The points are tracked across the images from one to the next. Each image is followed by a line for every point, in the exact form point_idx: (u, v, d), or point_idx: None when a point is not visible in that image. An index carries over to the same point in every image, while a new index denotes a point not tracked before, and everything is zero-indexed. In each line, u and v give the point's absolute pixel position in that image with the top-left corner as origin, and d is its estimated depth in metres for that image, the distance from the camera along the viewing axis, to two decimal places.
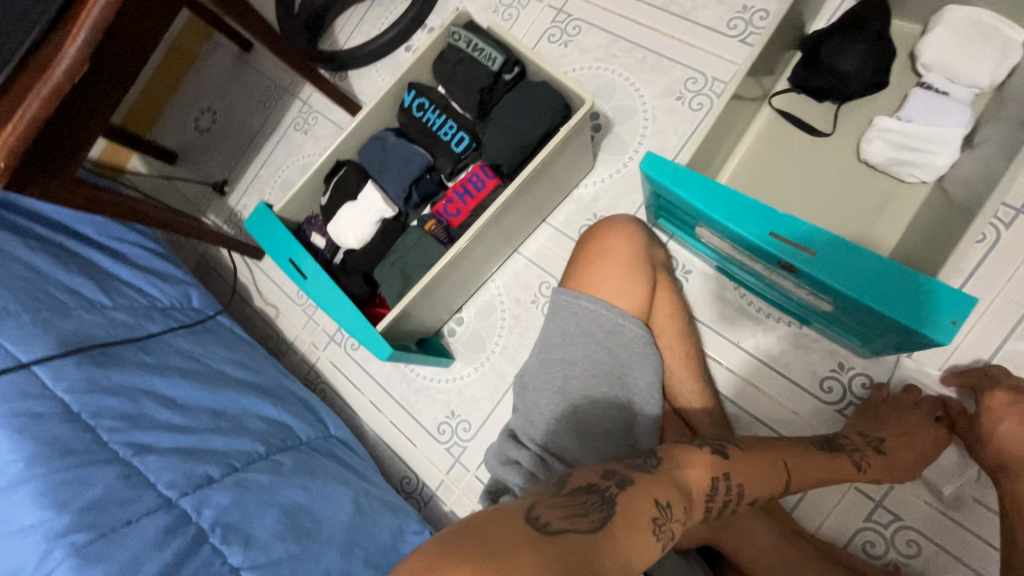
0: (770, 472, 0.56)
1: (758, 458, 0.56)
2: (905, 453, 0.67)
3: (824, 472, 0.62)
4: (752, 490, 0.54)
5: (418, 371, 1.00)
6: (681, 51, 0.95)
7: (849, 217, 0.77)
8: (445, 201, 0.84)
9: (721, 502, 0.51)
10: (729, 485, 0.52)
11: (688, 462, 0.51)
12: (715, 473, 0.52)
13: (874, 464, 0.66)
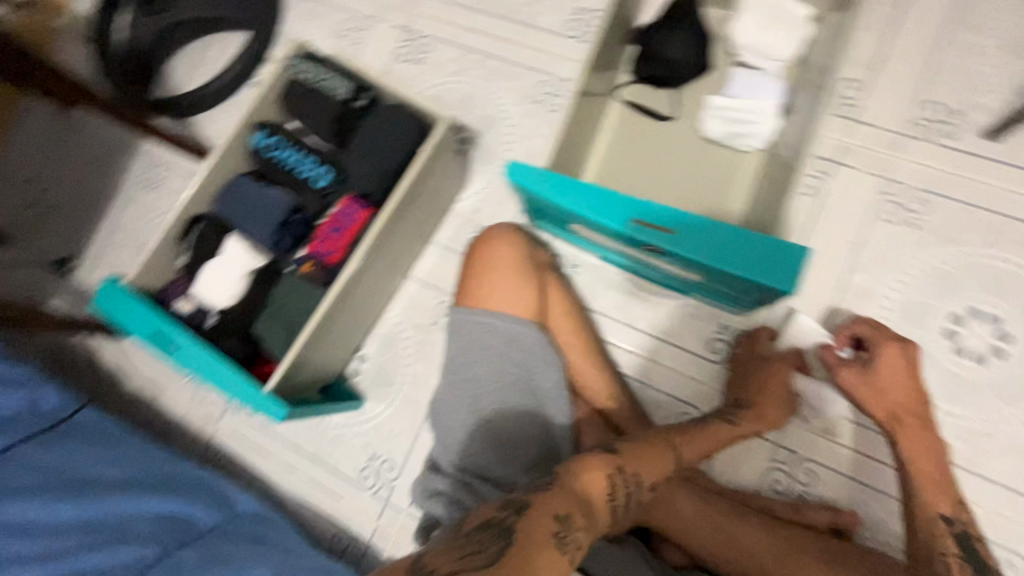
0: (659, 453, 0.60)
1: (648, 445, 0.60)
2: (771, 406, 0.74)
3: (706, 441, 0.67)
4: (649, 473, 0.57)
5: (328, 420, 0.94)
6: (529, 56, 0.98)
7: (704, 189, 0.84)
8: (318, 240, 0.78)
9: (623, 495, 0.53)
10: (628, 477, 0.54)
11: (584, 468, 0.52)
12: (610, 470, 0.54)
13: (744, 424, 0.72)
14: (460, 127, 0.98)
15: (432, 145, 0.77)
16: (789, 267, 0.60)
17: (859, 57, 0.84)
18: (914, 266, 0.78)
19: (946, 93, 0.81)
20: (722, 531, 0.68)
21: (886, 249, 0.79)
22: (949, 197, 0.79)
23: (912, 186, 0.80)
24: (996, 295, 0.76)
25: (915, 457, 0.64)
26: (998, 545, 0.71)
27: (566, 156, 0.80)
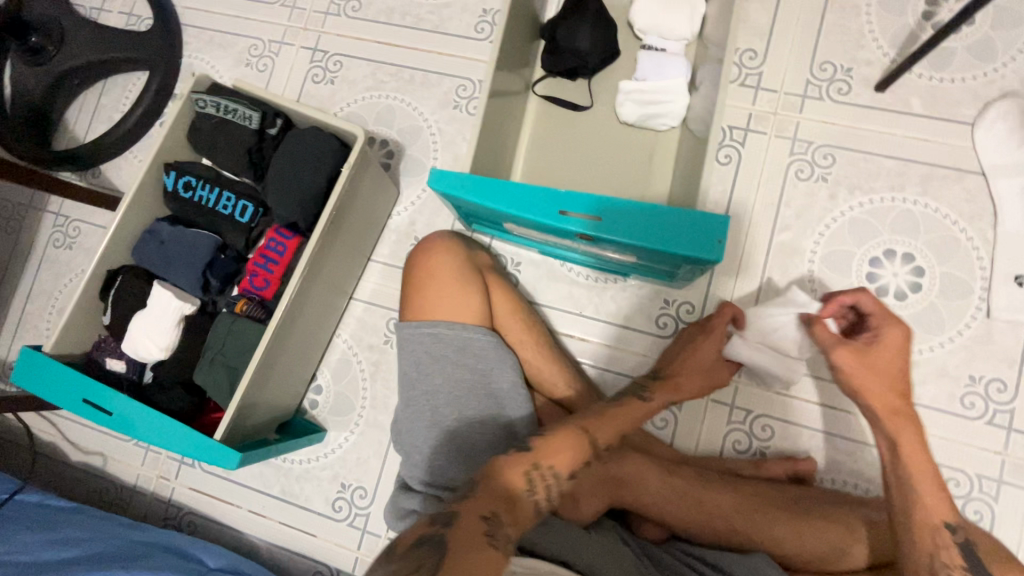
0: (572, 441, 0.60)
1: (557, 435, 0.60)
2: (690, 373, 0.72)
3: (620, 417, 0.65)
4: (564, 466, 0.58)
5: (290, 457, 0.91)
6: (442, 63, 0.98)
7: (627, 173, 0.86)
8: (250, 274, 0.77)
9: (544, 489, 0.56)
10: (542, 471, 0.57)
11: (503, 469, 0.56)
12: (528, 468, 0.57)
13: (660, 392, 0.70)
14: (384, 142, 0.97)
15: (353, 164, 0.75)
16: (710, 237, 0.62)
17: (753, 29, 0.88)
18: (829, 218, 0.83)
19: (835, 52, 0.86)
20: (691, 498, 0.70)
21: (802, 206, 0.84)
22: (852, 149, 0.83)
23: (817, 143, 0.84)
24: (907, 234, 0.81)
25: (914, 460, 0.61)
26: (941, 464, 0.75)
27: (489, 157, 0.81)
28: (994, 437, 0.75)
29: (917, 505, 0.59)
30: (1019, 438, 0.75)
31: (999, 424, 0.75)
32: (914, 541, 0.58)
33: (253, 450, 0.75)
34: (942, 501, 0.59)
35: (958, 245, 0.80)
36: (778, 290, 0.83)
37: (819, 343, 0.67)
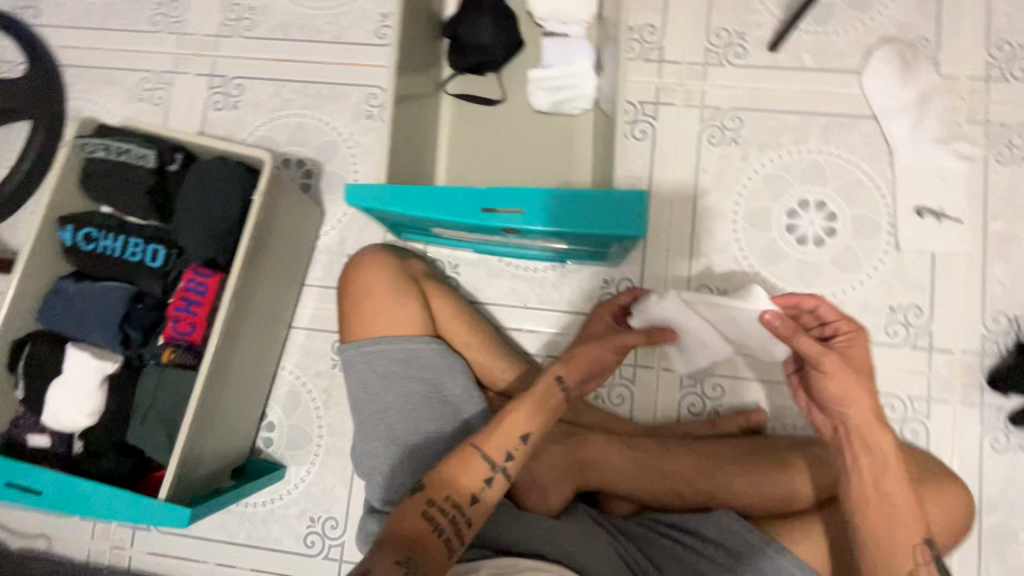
0: (464, 463, 0.61)
1: (449, 462, 0.61)
2: (582, 354, 0.69)
3: (509, 426, 0.63)
4: (461, 493, 0.60)
5: (251, 500, 0.87)
6: (348, 73, 0.95)
7: (548, 160, 0.87)
8: (172, 321, 0.72)
9: (448, 520, 0.58)
10: (441, 504, 0.59)
11: (404, 514, 0.58)
12: (425, 505, 0.59)
13: (545, 381, 0.66)
14: (300, 162, 0.94)
15: (264, 189, 0.71)
16: (630, 213, 0.64)
17: (648, 4, 0.90)
18: (745, 178, 0.86)
19: (728, 18, 0.89)
20: (651, 468, 0.72)
21: (719, 169, 0.87)
22: (756, 109, 0.87)
23: (724, 108, 0.87)
24: (817, 183, 0.85)
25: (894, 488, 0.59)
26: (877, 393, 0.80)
27: (408, 164, 0.79)
28: (919, 360, 0.81)
29: (895, 537, 0.59)
30: (941, 356, 0.80)
31: (921, 347, 0.81)
32: (897, 566, 0.59)
33: (205, 503, 0.72)
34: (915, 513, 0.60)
35: (863, 186, 0.85)
36: (708, 253, 0.85)
37: (805, 354, 0.60)
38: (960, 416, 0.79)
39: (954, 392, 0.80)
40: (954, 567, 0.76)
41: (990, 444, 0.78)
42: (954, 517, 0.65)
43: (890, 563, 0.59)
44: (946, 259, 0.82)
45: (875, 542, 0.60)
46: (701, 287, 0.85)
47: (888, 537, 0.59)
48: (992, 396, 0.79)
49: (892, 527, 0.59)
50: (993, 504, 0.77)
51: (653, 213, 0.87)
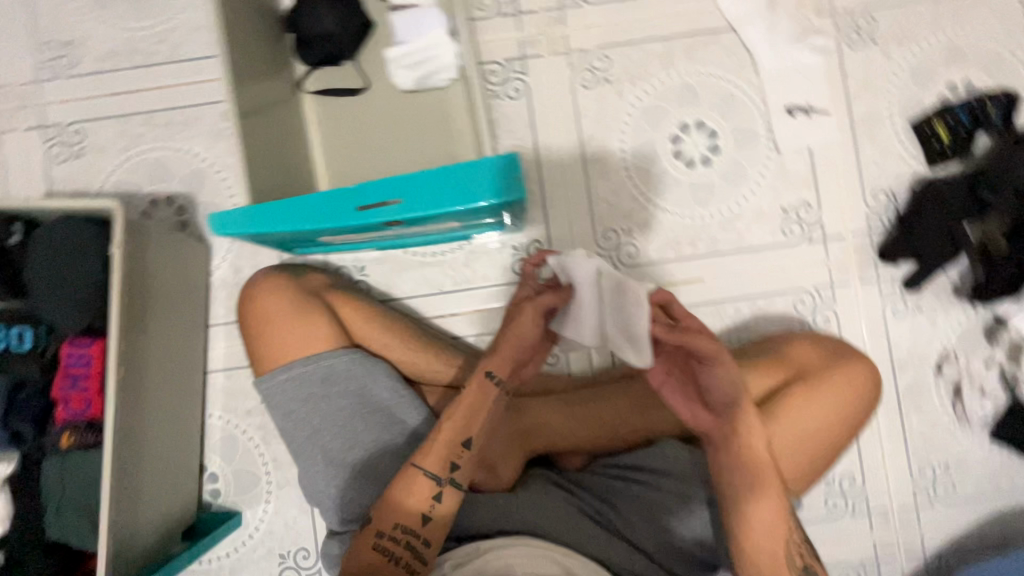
0: (408, 486, 0.62)
1: (393, 488, 0.62)
2: (502, 348, 0.65)
3: (444, 440, 0.63)
4: (411, 517, 0.61)
5: (214, 555, 0.84)
6: (196, 93, 0.88)
7: (429, 139, 0.83)
8: (62, 402, 0.67)
9: (402, 547, 0.60)
10: (392, 533, 0.61)
11: (361, 547, 0.61)
12: (378, 537, 0.61)
13: (472, 386, 0.65)
14: (169, 198, 0.87)
15: (122, 241, 0.66)
16: (508, 177, 0.62)
17: None
18: (625, 114, 0.86)
19: None
20: (591, 420, 0.74)
21: (598, 112, 0.87)
22: (620, 44, 0.86)
23: (589, 49, 0.87)
24: (692, 104, 0.86)
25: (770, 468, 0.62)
26: (787, 291, 0.85)
27: (277, 178, 0.74)
28: (817, 251, 0.85)
29: (773, 518, 0.61)
30: (835, 243, 0.85)
31: (817, 239, 0.85)
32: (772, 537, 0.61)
33: None
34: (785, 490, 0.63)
35: (735, 98, 0.86)
36: (606, 197, 0.86)
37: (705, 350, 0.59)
38: (862, 294, 0.84)
39: (852, 273, 0.85)
40: (881, 430, 0.83)
41: (892, 312, 0.84)
42: (861, 391, 0.71)
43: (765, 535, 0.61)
44: (822, 151, 0.86)
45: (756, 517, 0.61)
46: (606, 231, 0.86)
47: (765, 516, 0.61)
48: (886, 268, 0.85)
49: (764, 510, 0.61)
50: (903, 365, 0.83)
51: (544, 170, 0.86)
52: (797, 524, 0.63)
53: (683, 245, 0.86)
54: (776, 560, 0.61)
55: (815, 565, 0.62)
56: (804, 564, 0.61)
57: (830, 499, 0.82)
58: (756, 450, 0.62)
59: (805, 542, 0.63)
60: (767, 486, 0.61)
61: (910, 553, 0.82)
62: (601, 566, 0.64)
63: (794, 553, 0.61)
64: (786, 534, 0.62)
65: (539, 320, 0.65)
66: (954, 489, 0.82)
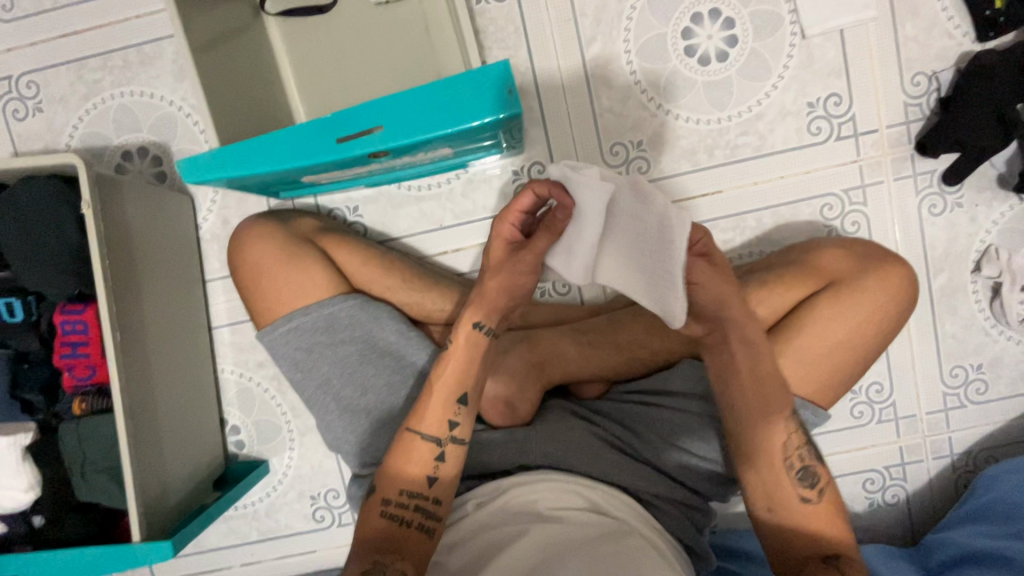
0: (408, 450, 0.59)
1: (393, 456, 0.60)
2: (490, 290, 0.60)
3: (438, 397, 0.60)
4: (416, 481, 0.59)
5: (249, 501, 0.86)
6: (149, 27, 0.79)
7: (410, 59, 0.74)
8: (66, 369, 0.66)
9: (412, 511, 0.58)
10: (399, 499, 0.58)
11: (369, 515, 0.58)
12: (385, 503, 0.58)
13: (461, 336, 0.61)
14: (141, 149, 0.81)
15: (91, 201, 0.61)
16: (501, 88, 0.54)
17: None
18: (629, 8, 0.76)
19: None
20: (607, 348, 0.72)
21: (597, 8, 0.76)
22: None
23: None
24: None
25: (766, 376, 0.59)
26: (814, 196, 0.78)
27: (248, 119, 0.68)
28: (847, 149, 0.77)
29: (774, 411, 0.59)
30: (867, 138, 0.77)
31: (847, 135, 0.77)
32: (771, 433, 0.59)
33: (190, 526, 0.70)
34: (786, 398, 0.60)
35: None
36: (611, 108, 0.78)
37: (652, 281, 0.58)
38: (896, 193, 0.78)
39: (885, 171, 0.77)
40: (913, 335, 0.79)
41: (928, 209, 0.78)
42: (897, 295, 0.66)
43: (765, 432, 0.59)
44: (855, 32, 0.75)
45: (754, 415, 0.59)
46: (614, 146, 0.79)
47: (762, 418, 0.59)
48: (923, 162, 0.77)
49: (756, 415, 0.59)
50: (939, 266, 0.78)
51: (541, 82, 0.78)
52: (800, 427, 0.60)
53: (699, 154, 0.78)
54: (772, 460, 0.59)
55: (817, 467, 0.59)
56: (802, 465, 0.59)
57: (856, 408, 0.81)
58: (745, 359, 0.60)
59: (806, 443, 0.60)
60: (759, 393, 0.59)
61: (937, 455, 0.81)
62: (623, 492, 0.64)
63: (791, 455, 0.59)
64: (782, 436, 0.59)
65: (538, 265, 0.59)
66: (986, 389, 0.80)
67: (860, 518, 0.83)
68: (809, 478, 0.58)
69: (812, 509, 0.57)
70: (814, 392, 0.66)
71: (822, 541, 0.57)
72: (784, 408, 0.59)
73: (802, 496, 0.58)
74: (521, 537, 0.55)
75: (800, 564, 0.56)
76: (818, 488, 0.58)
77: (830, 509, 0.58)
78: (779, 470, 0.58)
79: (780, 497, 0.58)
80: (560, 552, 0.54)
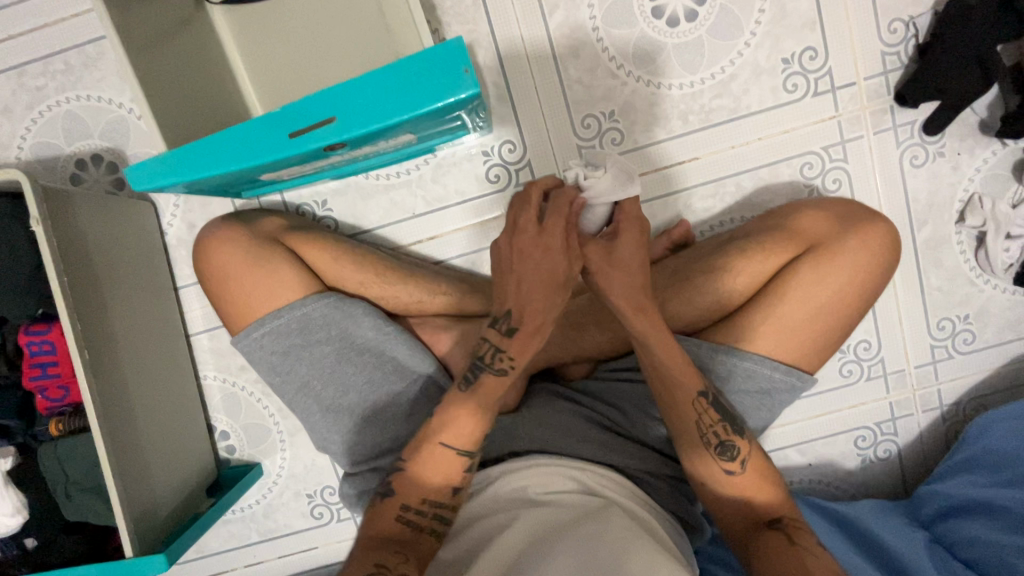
0: (435, 459, 0.57)
1: (416, 462, 0.57)
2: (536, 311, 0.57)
3: (475, 412, 0.57)
4: (439, 490, 0.56)
5: (246, 504, 0.86)
6: (88, 26, 0.75)
7: (365, 42, 0.70)
8: (39, 392, 0.66)
9: (429, 518, 0.56)
10: (419, 507, 0.55)
11: (379, 518, 0.55)
12: (400, 509, 0.55)
13: None
14: (95, 156, 0.78)
15: (42, 217, 0.59)
16: (456, 68, 0.51)
17: None
18: None
19: None
20: (590, 328, 0.70)
21: None
22: None
23: None
24: None
25: (667, 363, 0.59)
26: (794, 155, 0.76)
27: (198, 119, 0.65)
28: (824, 105, 0.75)
29: (681, 391, 0.59)
30: (846, 92, 0.74)
31: (824, 90, 0.74)
32: (683, 412, 0.60)
33: (186, 534, 0.70)
34: (694, 376, 0.59)
35: None
36: (580, 78, 0.75)
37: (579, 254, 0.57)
38: (877, 147, 0.76)
39: (865, 124, 0.75)
40: (898, 289, 0.78)
41: (910, 161, 0.76)
42: (879, 255, 0.65)
43: (676, 408, 0.60)
44: None
45: (670, 396, 0.60)
46: (585, 119, 0.76)
47: (675, 401, 0.60)
48: (904, 113, 0.75)
49: (668, 401, 0.60)
50: (923, 218, 0.77)
51: (505, 57, 0.75)
52: (713, 404, 0.59)
53: (673, 121, 0.76)
54: (690, 440, 0.60)
55: (735, 440, 0.59)
56: (719, 441, 0.59)
57: (845, 366, 0.80)
58: (641, 347, 0.60)
59: (721, 418, 0.59)
60: (664, 377, 0.60)
61: (927, 407, 0.82)
62: (613, 471, 0.64)
63: (707, 433, 0.59)
64: (693, 416, 0.59)
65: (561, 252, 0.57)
66: (974, 339, 0.79)
67: (853, 474, 0.84)
68: (729, 452, 0.59)
69: (737, 480, 0.59)
70: (796, 357, 0.65)
71: (758, 511, 0.58)
72: (692, 387, 0.59)
73: (725, 470, 0.59)
74: (511, 524, 0.55)
75: (740, 537, 0.57)
76: (740, 459, 0.59)
77: (753, 476, 0.59)
78: (699, 449, 0.60)
79: (706, 474, 0.60)
80: (548, 535, 0.53)
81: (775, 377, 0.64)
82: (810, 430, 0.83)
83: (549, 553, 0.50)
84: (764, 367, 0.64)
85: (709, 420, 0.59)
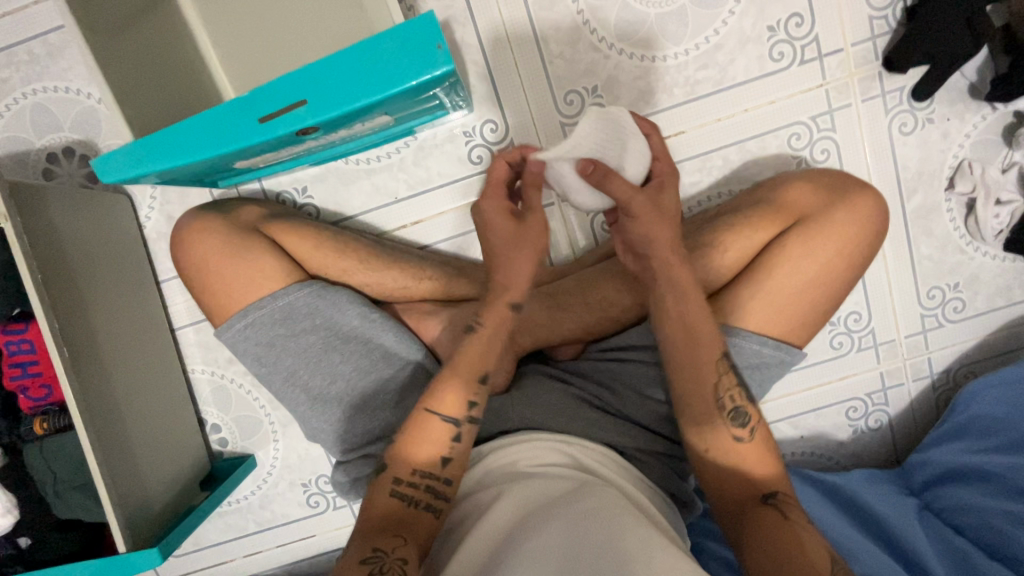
0: (421, 428, 0.57)
1: (406, 433, 0.57)
2: None
3: (458, 379, 0.58)
4: (430, 461, 0.56)
5: (241, 495, 0.86)
6: (49, 13, 0.72)
7: (337, 20, 0.67)
8: (20, 391, 0.66)
9: (422, 491, 0.55)
10: (409, 479, 0.55)
11: (375, 498, 0.55)
12: (393, 485, 0.55)
13: None
14: (67, 149, 0.76)
15: (12, 214, 0.58)
16: (428, 44, 0.49)
17: None
18: None
19: None
20: (578, 309, 0.70)
21: None
22: None
23: None
24: None
25: (686, 325, 0.59)
26: (781, 126, 0.74)
27: (166, 106, 0.63)
28: (811, 73, 0.73)
29: (703, 356, 0.59)
30: (833, 59, 0.73)
31: (811, 58, 0.73)
32: (703, 374, 0.59)
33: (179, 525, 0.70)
34: (716, 340, 0.60)
35: None
36: (561, 53, 0.73)
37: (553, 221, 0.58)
38: (865, 115, 0.74)
39: (853, 93, 0.74)
40: (889, 260, 0.78)
41: (899, 129, 0.75)
42: (866, 226, 0.64)
43: (696, 372, 0.59)
44: None
45: (682, 359, 0.60)
46: (568, 96, 0.74)
47: (693, 363, 0.59)
48: (892, 79, 0.73)
49: (682, 363, 0.60)
50: (913, 186, 0.76)
51: (483, 33, 0.73)
52: (731, 368, 0.60)
53: (659, 95, 0.74)
54: (703, 404, 0.59)
55: (748, 408, 0.59)
56: (734, 406, 0.59)
57: (835, 339, 0.80)
58: (674, 307, 0.59)
59: (738, 383, 0.60)
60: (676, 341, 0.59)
61: (918, 376, 0.82)
62: (606, 448, 0.63)
63: (724, 397, 0.59)
64: (714, 377, 0.59)
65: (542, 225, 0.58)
66: (964, 307, 0.79)
67: (844, 445, 0.84)
68: (741, 418, 0.59)
69: (743, 448, 0.59)
70: (786, 332, 0.65)
71: (756, 484, 0.57)
72: (714, 349, 0.59)
73: (735, 435, 0.59)
74: (499, 500, 0.54)
75: (733, 509, 0.57)
76: (749, 427, 0.59)
77: (760, 445, 0.59)
78: (714, 415, 0.59)
79: (712, 440, 0.59)
80: (542, 508, 0.52)
81: (764, 352, 0.64)
82: (803, 403, 0.83)
83: (549, 525, 0.50)
84: (753, 343, 0.63)
85: (727, 385, 0.59)
